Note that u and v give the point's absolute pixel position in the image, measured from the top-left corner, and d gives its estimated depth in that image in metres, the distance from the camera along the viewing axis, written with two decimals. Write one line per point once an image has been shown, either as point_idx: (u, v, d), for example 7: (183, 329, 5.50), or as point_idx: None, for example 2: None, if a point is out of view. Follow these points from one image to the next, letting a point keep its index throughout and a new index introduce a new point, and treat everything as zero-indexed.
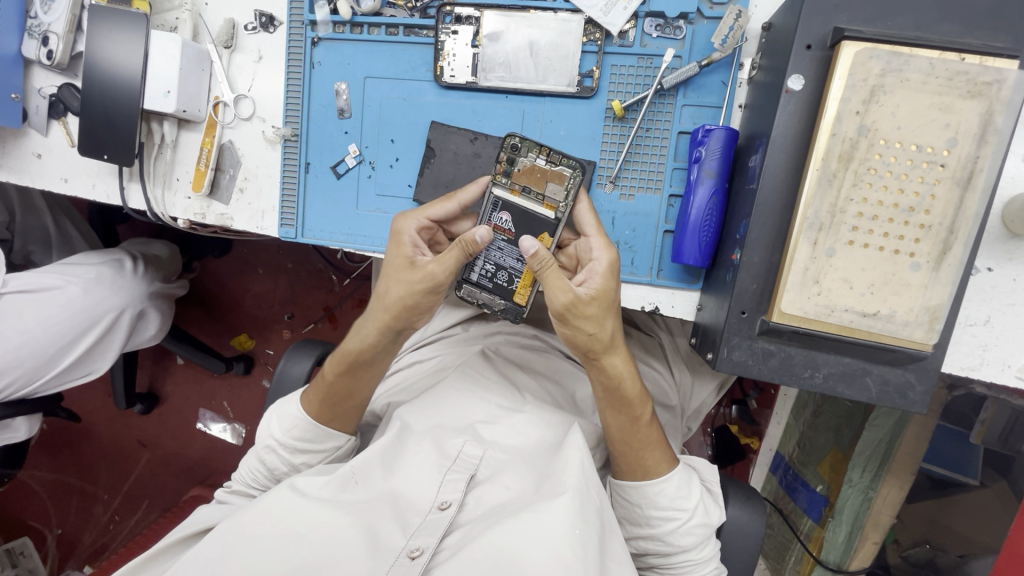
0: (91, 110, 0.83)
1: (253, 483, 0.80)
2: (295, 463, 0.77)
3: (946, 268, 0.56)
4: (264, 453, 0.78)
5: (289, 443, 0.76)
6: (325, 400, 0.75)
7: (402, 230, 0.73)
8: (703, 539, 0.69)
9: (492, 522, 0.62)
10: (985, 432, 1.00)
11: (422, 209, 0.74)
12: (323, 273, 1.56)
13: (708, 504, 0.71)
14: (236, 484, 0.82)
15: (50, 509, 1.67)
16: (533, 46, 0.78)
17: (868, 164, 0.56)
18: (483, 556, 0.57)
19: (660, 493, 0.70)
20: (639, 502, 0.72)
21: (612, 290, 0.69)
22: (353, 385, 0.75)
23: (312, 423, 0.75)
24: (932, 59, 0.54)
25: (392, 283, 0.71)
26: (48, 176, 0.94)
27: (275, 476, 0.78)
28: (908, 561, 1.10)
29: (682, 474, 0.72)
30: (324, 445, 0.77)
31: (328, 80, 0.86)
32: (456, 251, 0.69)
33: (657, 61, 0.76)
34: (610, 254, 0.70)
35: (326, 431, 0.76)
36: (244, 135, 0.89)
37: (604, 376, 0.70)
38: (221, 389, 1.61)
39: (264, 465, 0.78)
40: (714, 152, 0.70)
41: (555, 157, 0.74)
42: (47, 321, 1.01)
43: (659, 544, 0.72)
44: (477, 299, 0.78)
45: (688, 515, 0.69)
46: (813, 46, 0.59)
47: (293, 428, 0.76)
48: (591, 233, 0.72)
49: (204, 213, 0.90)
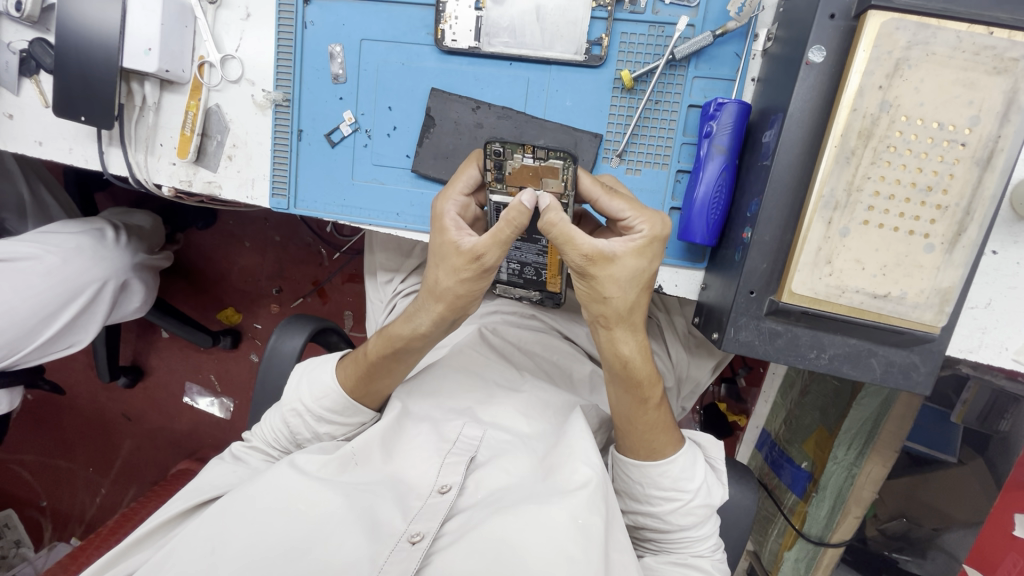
0: (67, 69, 0.78)
1: (274, 443, 0.78)
2: (318, 431, 0.75)
3: (960, 250, 0.55)
4: (288, 415, 0.75)
5: (319, 412, 0.73)
6: (361, 376, 0.72)
7: (443, 213, 0.65)
8: (702, 519, 0.68)
9: (492, 510, 0.61)
10: (965, 412, 1.01)
11: (451, 186, 0.67)
12: (311, 246, 1.52)
13: (710, 484, 0.69)
14: (255, 441, 0.79)
15: (36, 480, 1.65)
16: (540, 10, 0.74)
17: (888, 141, 0.54)
18: (483, 543, 0.57)
19: (663, 474, 0.69)
20: (640, 481, 0.70)
21: (646, 265, 0.63)
22: (390, 368, 0.71)
23: (345, 397, 0.73)
24: (960, 32, 0.52)
25: (441, 270, 0.64)
26: (22, 139, 0.88)
27: (296, 440, 0.76)
28: (885, 533, 1.15)
29: (688, 455, 0.69)
30: (351, 419, 0.75)
31: (322, 41, 0.81)
32: (503, 227, 0.59)
33: (669, 30, 0.73)
34: (655, 225, 0.63)
35: (354, 405, 0.74)
36: (232, 98, 0.84)
37: (615, 349, 0.67)
38: (208, 363, 1.58)
39: (287, 428, 0.75)
40: (726, 127, 0.68)
41: (542, 153, 0.61)
42: (27, 291, 0.97)
43: (658, 521, 0.71)
44: (515, 290, 0.88)
45: (689, 497, 0.68)
46: (836, 16, 0.56)
47: (325, 398, 0.73)
48: (631, 211, 0.63)
49: (191, 180, 0.86)
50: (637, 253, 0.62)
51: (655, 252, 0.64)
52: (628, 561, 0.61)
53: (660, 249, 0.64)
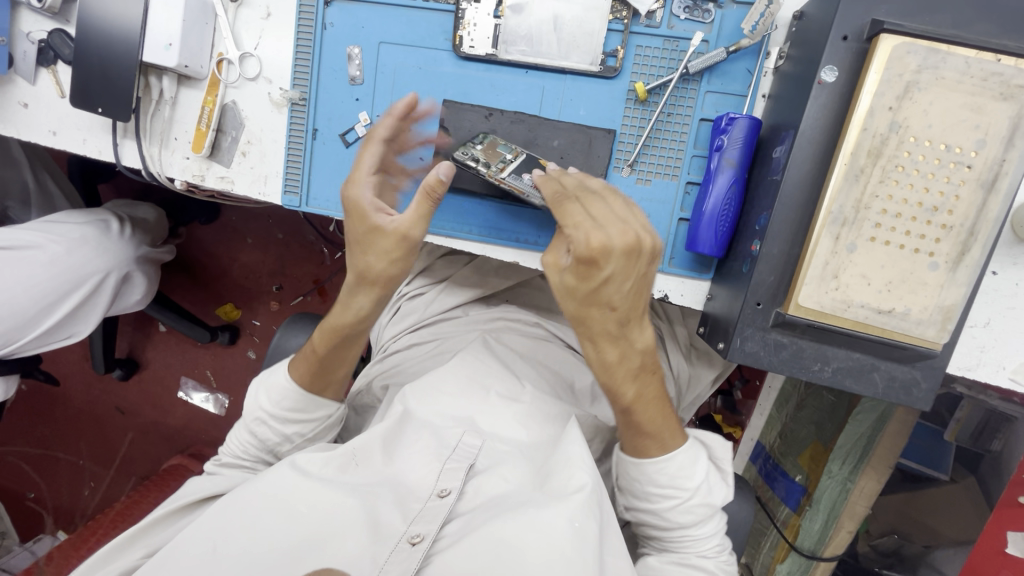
0: (85, 60, 0.79)
1: (247, 454, 0.79)
2: (286, 434, 0.76)
3: (964, 269, 0.56)
4: (253, 425, 0.76)
5: (281, 414, 0.75)
6: (313, 371, 0.74)
7: (356, 197, 0.69)
8: (703, 517, 0.69)
9: (492, 514, 0.61)
10: (957, 431, 1.04)
11: (358, 170, 0.70)
12: (314, 244, 1.53)
13: (711, 483, 0.70)
14: (227, 458, 0.80)
15: (27, 471, 1.64)
16: (558, 20, 0.75)
17: (896, 161, 0.56)
18: (484, 545, 0.57)
19: (662, 471, 0.68)
20: (639, 479, 0.70)
21: (610, 286, 0.61)
22: (341, 355, 0.74)
23: (304, 392, 0.74)
24: (968, 58, 0.53)
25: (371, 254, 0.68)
26: (36, 128, 0.89)
27: (267, 447, 0.77)
28: (877, 550, 1.17)
29: (689, 453, 0.69)
30: (314, 414, 0.76)
31: (341, 42, 0.82)
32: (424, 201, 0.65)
33: (684, 45, 0.75)
34: (607, 243, 0.59)
35: (316, 400, 0.75)
36: (249, 95, 0.85)
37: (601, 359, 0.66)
38: (205, 358, 1.58)
39: (256, 437, 0.77)
40: (737, 141, 0.70)
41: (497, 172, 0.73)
42: (29, 281, 0.97)
43: (655, 519, 0.71)
44: None
45: (688, 495, 0.68)
46: (849, 37, 0.58)
47: (284, 399, 0.75)
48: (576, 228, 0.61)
49: (203, 175, 0.87)
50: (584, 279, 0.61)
51: (623, 268, 0.60)
52: (624, 568, 0.62)
53: (617, 265, 0.59)
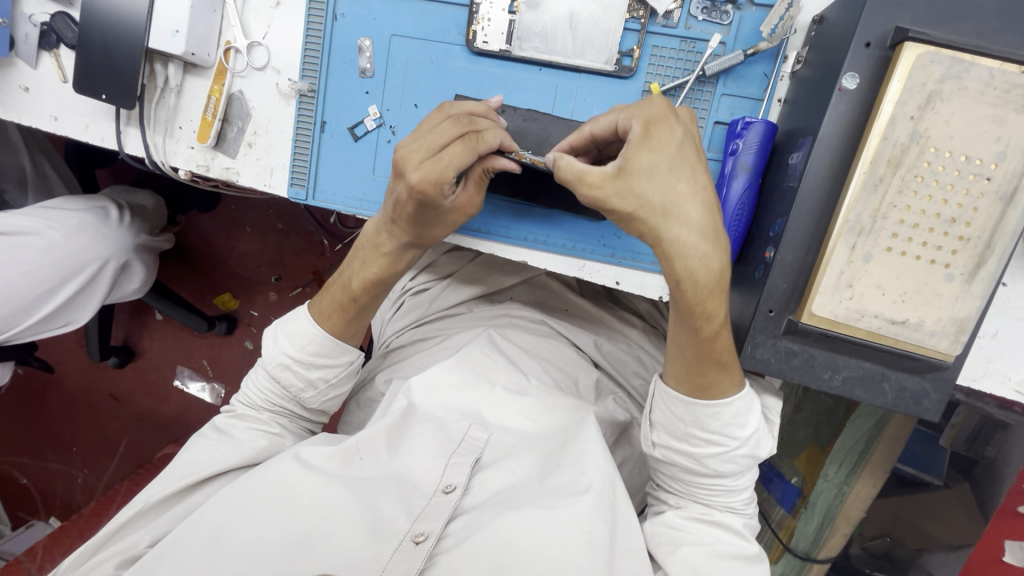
0: (89, 44, 0.77)
1: (266, 402, 0.79)
2: (310, 378, 0.77)
3: (979, 281, 0.56)
4: (276, 370, 0.77)
5: (304, 359, 0.76)
6: (348, 318, 0.78)
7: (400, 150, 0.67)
8: (741, 467, 0.68)
9: (499, 510, 0.61)
10: (953, 436, 1.04)
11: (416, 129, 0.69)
12: (314, 236, 1.51)
13: (758, 436, 0.67)
14: (241, 409, 0.79)
15: (18, 456, 1.62)
16: (574, 17, 0.74)
17: (916, 171, 0.55)
18: (487, 548, 0.57)
19: (716, 414, 0.64)
20: (686, 417, 0.66)
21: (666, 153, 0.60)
22: (374, 301, 0.80)
23: (329, 337, 0.77)
24: (993, 69, 0.53)
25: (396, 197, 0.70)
26: (37, 113, 0.87)
27: (289, 393, 0.78)
28: (869, 552, 1.17)
29: (745, 400, 0.65)
30: (337, 360, 0.79)
31: (351, 33, 0.81)
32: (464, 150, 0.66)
33: (701, 46, 0.74)
34: (653, 110, 0.62)
35: (341, 345, 0.78)
36: (256, 85, 0.83)
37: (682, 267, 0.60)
38: (202, 347, 1.56)
39: (278, 384, 0.78)
40: (751, 146, 0.69)
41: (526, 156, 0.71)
42: (24, 266, 0.95)
43: (691, 463, 0.67)
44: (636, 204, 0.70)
45: (734, 444, 0.66)
46: (872, 44, 0.57)
47: (309, 344, 0.76)
48: (620, 115, 0.65)
49: (208, 165, 0.86)
50: (644, 146, 0.60)
51: (669, 128, 0.60)
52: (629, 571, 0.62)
53: (669, 128, 0.61)
